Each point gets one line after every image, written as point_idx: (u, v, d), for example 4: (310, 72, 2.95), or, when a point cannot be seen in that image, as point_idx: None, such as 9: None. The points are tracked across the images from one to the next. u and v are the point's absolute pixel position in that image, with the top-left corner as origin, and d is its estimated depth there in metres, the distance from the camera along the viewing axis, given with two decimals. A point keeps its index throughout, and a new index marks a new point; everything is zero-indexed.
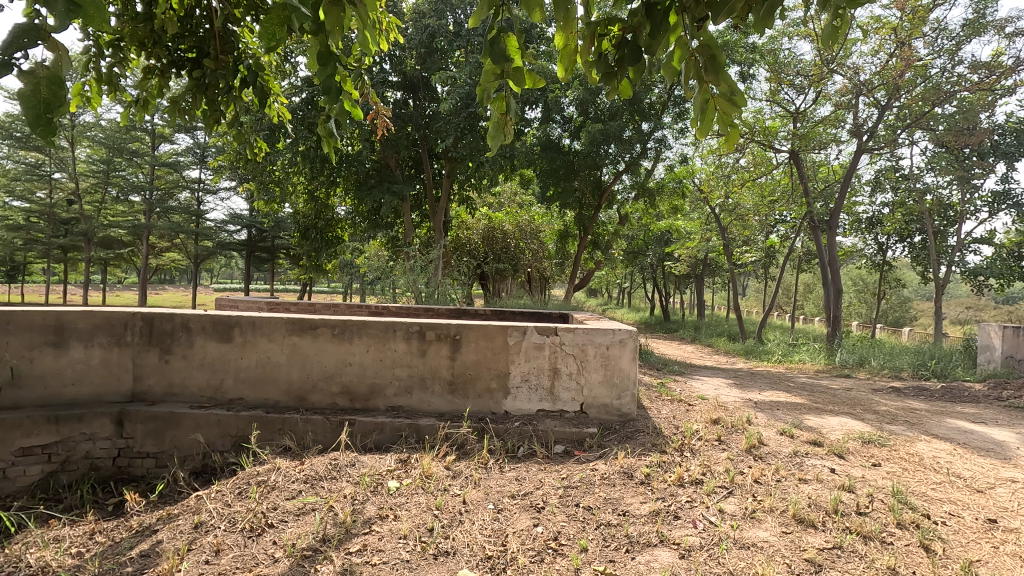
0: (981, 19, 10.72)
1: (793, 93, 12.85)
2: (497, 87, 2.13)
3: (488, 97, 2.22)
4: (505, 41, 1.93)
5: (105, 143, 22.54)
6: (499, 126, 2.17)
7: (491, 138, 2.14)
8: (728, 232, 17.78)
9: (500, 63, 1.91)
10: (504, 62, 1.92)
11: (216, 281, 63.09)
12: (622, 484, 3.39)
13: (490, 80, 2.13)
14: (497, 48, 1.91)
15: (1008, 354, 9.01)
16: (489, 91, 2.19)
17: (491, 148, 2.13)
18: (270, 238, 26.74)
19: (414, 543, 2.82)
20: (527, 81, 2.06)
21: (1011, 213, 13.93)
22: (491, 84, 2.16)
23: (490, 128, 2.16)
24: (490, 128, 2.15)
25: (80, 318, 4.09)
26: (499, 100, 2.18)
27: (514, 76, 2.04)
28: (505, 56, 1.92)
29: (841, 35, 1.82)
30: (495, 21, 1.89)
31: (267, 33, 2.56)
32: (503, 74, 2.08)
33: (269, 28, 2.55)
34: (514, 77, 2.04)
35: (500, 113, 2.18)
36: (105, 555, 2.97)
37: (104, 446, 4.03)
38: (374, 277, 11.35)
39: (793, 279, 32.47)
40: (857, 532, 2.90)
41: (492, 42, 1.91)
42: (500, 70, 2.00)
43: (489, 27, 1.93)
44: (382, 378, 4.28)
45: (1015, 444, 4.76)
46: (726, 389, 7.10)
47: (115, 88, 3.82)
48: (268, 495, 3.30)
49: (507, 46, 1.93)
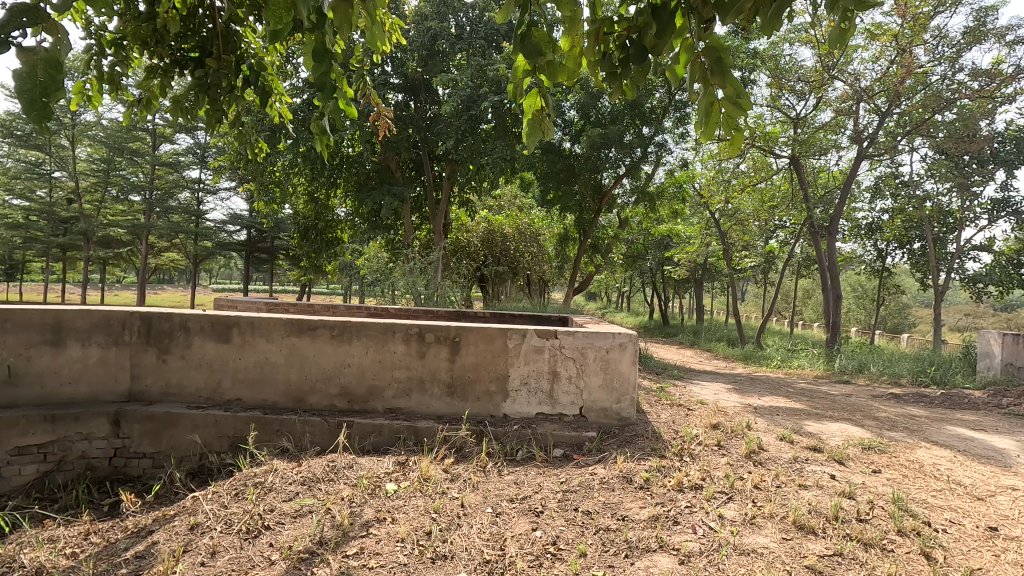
0: (982, 27, 10.76)
1: (794, 99, 12.90)
2: (530, 83, 2.19)
3: (518, 93, 2.34)
4: (534, 35, 1.93)
5: (105, 143, 22.59)
6: (536, 122, 2.23)
7: (525, 134, 2.22)
8: (727, 237, 17.90)
9: (532, 58, 1.91)
10: (536, 56, 1.92)
11: (212, 280, 63.10)
12: (621, 489, 3.38)
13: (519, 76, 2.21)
14: (527, 42, 1.92)
15: (1008, 361, 9.01)
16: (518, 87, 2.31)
17: (526, 144, 2.21)
18: (270, 239, 26.72)
19: (411, 546, 2.80)
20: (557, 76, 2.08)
21: (1010, 221, 13.93)
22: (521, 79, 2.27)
23: (524, 124, 2.24)
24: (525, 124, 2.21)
25: (78, 316, 4.08)
26: (530, 95, 2.23)
27: (546, 70, 2.08)
28: (536, 51, 1.92)
29: (848, 38, 1.83)
30: (524, 16, 1.91)
31: (273, 17, 2.34)
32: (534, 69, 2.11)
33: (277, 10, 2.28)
34: (546, 71, 2.09)
35: (533, 109, 2.25)
36: (101, 555, 2.95)
37: (100, 446, 4.01)
38: (374, 279, 11.26)
39: (793, 284, 32.52)
40: (857, 539, 2.88)
41: (523, 37, 1.91)
42: (532, 64, 2.02)
43: (518, 21, 1.94)
44: (380, 380, 4.26)
45: (1015, 452, 4.75)
46: (726, 394, 7.07)
47: (116, 86, 3.80)
48: (265, 496, 3.28)
49: (536, 41, 1.94)
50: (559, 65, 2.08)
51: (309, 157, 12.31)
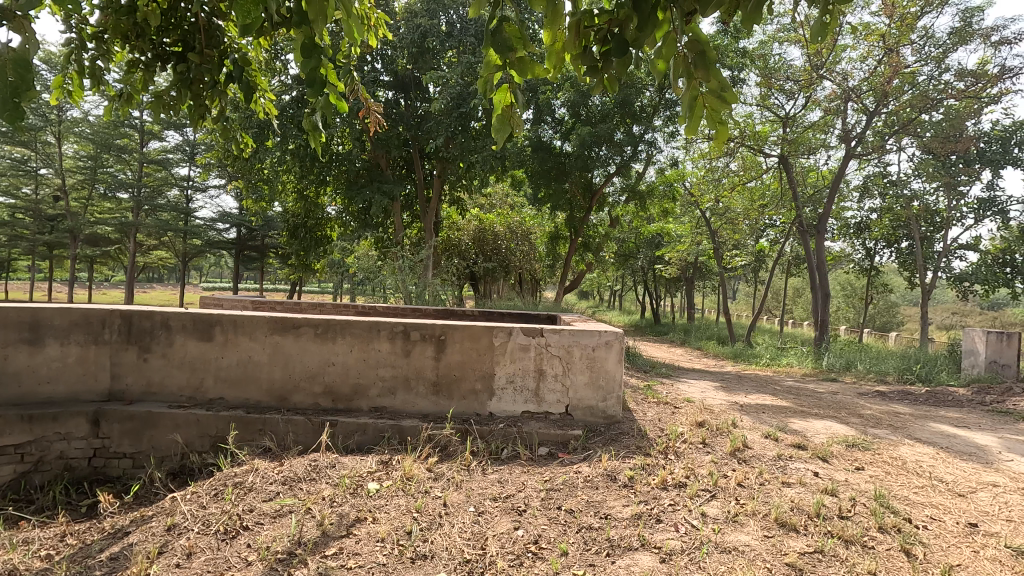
0: (968, 27, 10.84)
1: (783, 98, 12.97)
2: (500, 79, 2.18)
3: (490, 89, 2.28)
4: (506, 29, 1.95)
5: (92, 140, 22.01)
6: (505, 119, 2.23)
7: (496, 129, 2.23)
8: (718, 236, 18.22)
9: (501, 53, 1.93)
10: (506, 52, 1.94)
11: (201, 279, 62.63)
12: (605, 487, 3.36)
13: (491, 71, 2.18)
14: (499, 37, 1.93)
15: (991, 359, 9.09)
16: (490, 83, 2.25)
17: (496, 140, 2.20)
18: (260, 238, 26.60)
19: (391, 546, 2.77)
20: (530, 71, 2.11)
21: (995, 220, 14.10)
22: (493, 75, 2.21)
23: (495, 120, 2.25)
24: (495, 121, 2.21)
25: (57, 315, 4.01)
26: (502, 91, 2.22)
27: (517, 66, 2.08)
28: (507, 46, 1.93)
29: (831, 31, 1.82)
30: (495, 12, 1.92)
31: (242, 11, 2.27)
32: (506, 65, 2.12)
33: (242, 5, 2.26)
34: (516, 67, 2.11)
35: (505, 105, 2.23)
36: (75, 558, 2.90)
37: (79, 446, 3.94)
38: (364, 277, 11.16)
39: (783, 283, 32.80)
40: (839, 536, 2.88)
41: (495, 31, 1.93)
42: (503, 59, 2.02)
43: (489, 17, 1.96)
44: (365, 379, 4.22)
45: (997, 449, 4.78)
46: (713, 391, 7.10)
47: (98, 81, 3.74)
48: (245, 496, 3.24)
49: (508, 36, 1.95)
50: (531, 61, 2.09)
51: (297, 154, 12.22)
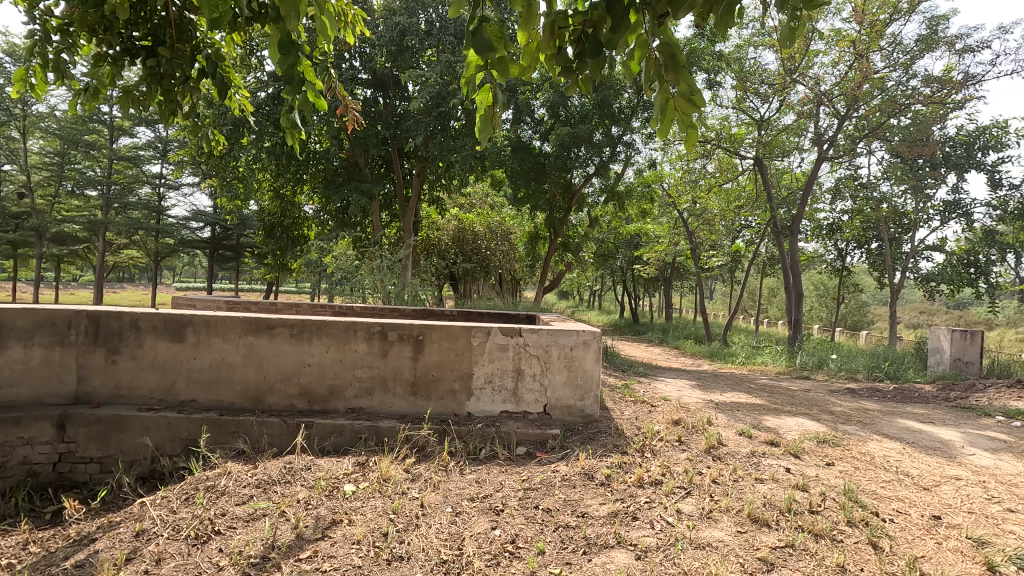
0: (934, 35, 11.18)
1: (757, 101, 13.21)
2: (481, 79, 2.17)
3: (471, 89, 2.27)
4: (486, 29, 1.93)
5: (59, 135, 21.37)
6: (487, 119, 2.21)
7: (478, 129, 2.21)
8: (695, 236, 18.50)
9: (482, 53, 1.91)
10: (487, 52, 1.92)
11: (174, 279, 61.31)
12: (582, 485, 3.38)
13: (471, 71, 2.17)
14: (479, 37, 1.91)
15: (955, 356, 9.38)
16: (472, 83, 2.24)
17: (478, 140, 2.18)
18: (236, 237, 26.13)
19: (367, 548, 2.75)
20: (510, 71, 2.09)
21: (960, 222, 14.56)
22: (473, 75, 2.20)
23: (478, 120, 2.23)
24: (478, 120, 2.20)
25: (19, 315, 3.88)
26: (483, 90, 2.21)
27: (497, 66, 2.06)
28: (488, 46, 1.91)
29: (798, 36, 1.85)
30: (475, 12, 1.91)
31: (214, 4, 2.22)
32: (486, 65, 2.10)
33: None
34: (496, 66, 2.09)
35: (486, 104, 2.22)
36: (37, 566, 2.81)
37: (43, 451, 3.81)
38: (341, 277, 11.03)
39: (758, 283, 33.38)
40: (809, 530, 2.95)
41: (474, 31, 1.91)
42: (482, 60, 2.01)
43: (469, 17, 1.94)
44: (341, 380, 4.18)
45: (960, 444, 4.94)
46: (690, 390, 7.19)
47: (63, 75, 3.62)
48: (217, 500, 3.18)
49: (488, 36, 1.94)
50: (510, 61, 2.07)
51: (273, 152, 12.02)
